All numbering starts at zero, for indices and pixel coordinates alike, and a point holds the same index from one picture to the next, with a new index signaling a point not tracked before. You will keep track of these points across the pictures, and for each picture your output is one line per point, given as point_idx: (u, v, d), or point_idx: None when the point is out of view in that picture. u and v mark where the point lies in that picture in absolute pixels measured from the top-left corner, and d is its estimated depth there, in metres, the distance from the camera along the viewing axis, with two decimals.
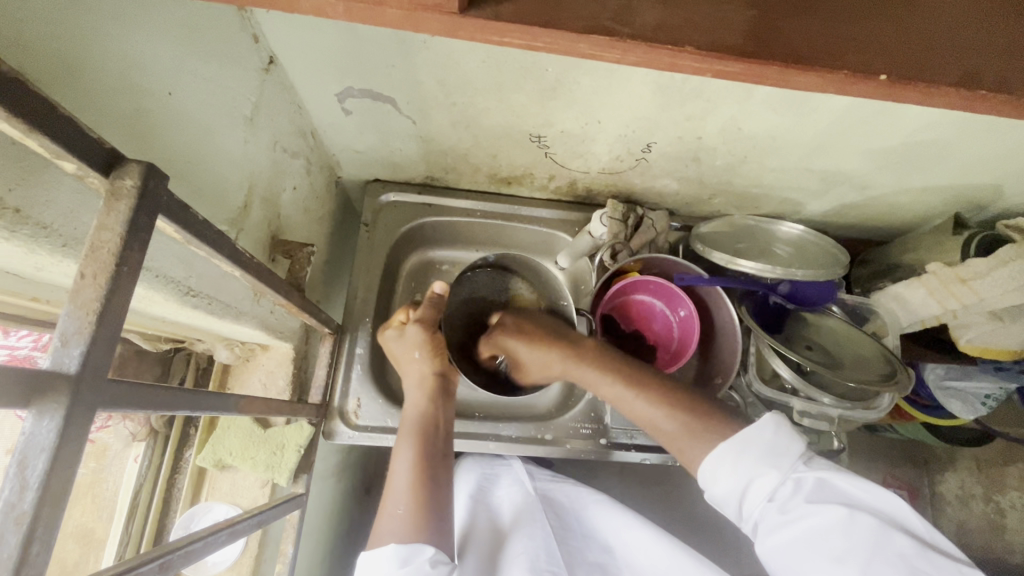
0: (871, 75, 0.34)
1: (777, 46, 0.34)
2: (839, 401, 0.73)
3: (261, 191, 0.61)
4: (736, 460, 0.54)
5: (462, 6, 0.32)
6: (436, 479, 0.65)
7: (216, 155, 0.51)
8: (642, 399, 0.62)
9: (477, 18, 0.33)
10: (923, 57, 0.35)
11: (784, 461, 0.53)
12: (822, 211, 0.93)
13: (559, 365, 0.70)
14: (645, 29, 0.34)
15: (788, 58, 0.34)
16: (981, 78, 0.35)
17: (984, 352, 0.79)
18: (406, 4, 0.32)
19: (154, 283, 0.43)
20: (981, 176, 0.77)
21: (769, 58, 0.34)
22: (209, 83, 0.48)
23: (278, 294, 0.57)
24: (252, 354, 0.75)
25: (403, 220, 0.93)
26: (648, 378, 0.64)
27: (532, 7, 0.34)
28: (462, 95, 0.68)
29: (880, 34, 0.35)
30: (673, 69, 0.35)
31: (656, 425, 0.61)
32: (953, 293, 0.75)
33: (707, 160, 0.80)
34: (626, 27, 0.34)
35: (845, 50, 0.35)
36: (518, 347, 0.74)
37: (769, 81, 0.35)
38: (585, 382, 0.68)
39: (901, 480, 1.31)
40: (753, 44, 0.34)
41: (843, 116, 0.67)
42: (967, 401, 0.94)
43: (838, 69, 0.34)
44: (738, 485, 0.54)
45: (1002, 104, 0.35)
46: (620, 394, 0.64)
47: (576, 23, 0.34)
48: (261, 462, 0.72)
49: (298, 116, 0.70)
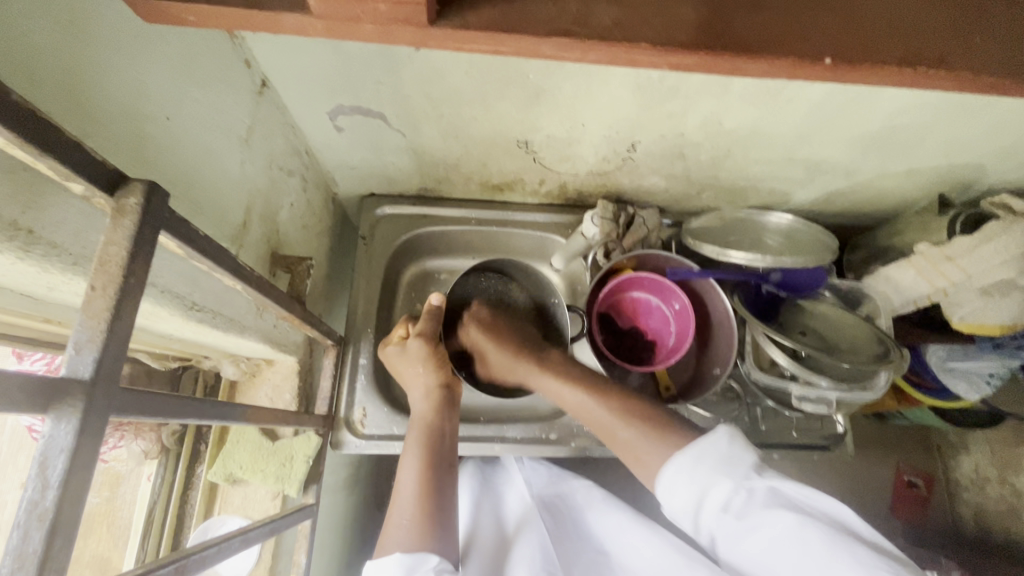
0: (817, 59, 0.36)
1: (729, 38, 0.36)
2: (837, 384, 0.72)
3: (259, 208, 0.63)
4: (692, 470, 0.55)
5: (433, 18, 0.34)
6: (442, 485, 0.66)
7: (216, 174, 0.53)
8: (600, 406, 0.65)
9: (448, 28, 0.35)
10: (871, 40, 0.37)
11: (738, 471, 0.54)
12: (811, 200, 0.95)
13: (533, 378, 0.74)
14: (604, 28, 0.36)
15: (739, 48, 0.36)
16: (919, 56, 0.37)
17: (977, 329, 0.79)
18: (381, 19, 0.34)
19: (160, 299, 0.45)
20: (962, 155, 0.78)
21: (720, 50, 0.36)
22: (206, 106, 0.50)
23: (279, 306, 0.59)
24: (258, 369, 0.77)
25: (399, 232, 0.95)
26: (600, 386, 0.68)
27: (502, 14, 0.35)
28: (449, 106, 0.70)
29: (824, 19, 0.37)
30: (634, 65, 0.38)
31: (615, 434, 0.63)
32: (941, 272, 0.77)
33: (692, 156, 0.82)
34: (584, 28, 0.36)
35: (791, 36, 0.37)
36: (485, 345, 0.81)
37: (722, 68, 0.37)
38: (551, 398, 0.72)
39: (915, 467, 1.32)
40: (705, 37, 0.36)
41: (819, 106, 0.69)
42: (972, 381, 0.95)
43: (785, 56, 0.36)
44: (693, 496, 0.55)
45: (943, 78, 0.37)
46: (584, 407, 0.67)
47: (540, 27, 0.35)
48: (271, 473, 0.73)
49: (293, 135, 0.72)
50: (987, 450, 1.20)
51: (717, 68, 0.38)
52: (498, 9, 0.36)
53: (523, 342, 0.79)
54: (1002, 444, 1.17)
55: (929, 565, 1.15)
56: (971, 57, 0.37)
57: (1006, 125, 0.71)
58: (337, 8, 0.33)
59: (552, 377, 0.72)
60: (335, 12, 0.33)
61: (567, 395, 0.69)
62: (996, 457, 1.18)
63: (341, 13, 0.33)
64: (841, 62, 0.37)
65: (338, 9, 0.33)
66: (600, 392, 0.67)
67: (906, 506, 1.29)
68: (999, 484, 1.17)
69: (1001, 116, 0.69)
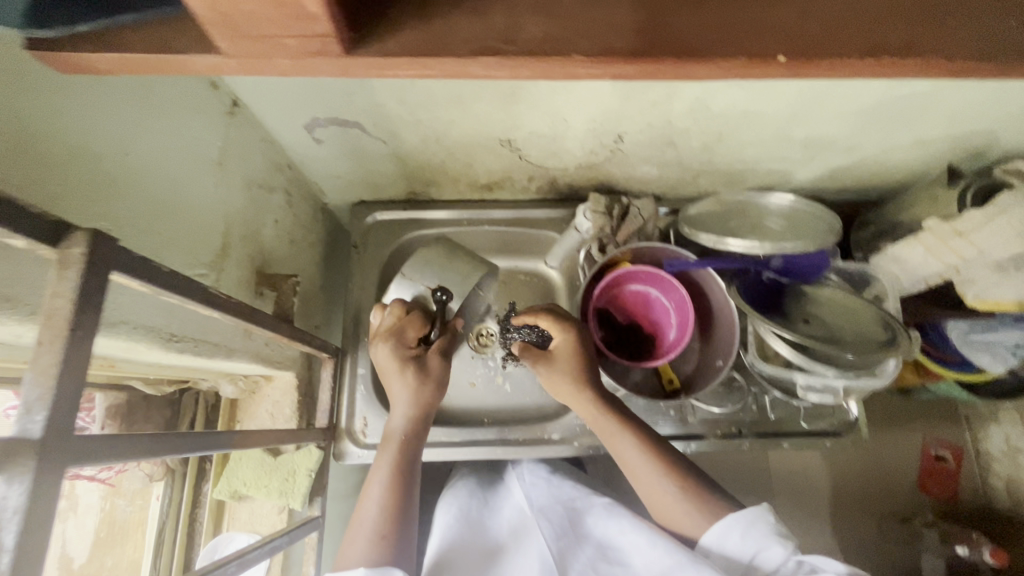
0: (768, 57, 0.34)
1: (667, 42, 0.34)
2: (843, 373, 0.70)
3: (239, 230, 0.63)
4: (746, 533, 0.64)
5: (350, 47, 0.33)
6: (408, 500, 0.65)
7: (187, 204, 0.52)
8: (652, 467, 0.70)
9: (368, 56, 0.33)
10: (828, 31, 0.34)
11: (786, 542, 0.63)
12: (812, 178, 0.91)
13: (588, 412, 0.75)
14: (533, 44, 0.34)
15: (682, 53, 0.33)
16: (886, 43, 0.34)
17: (993, 306, 0.76)
18: (294, 53, 0.32)
19: (132, 335, 0.45)
20: (972, 123, 0.74)
21: (662, 55, 0.33)
22: (168, 136, 0.49)
23: (264, 328, 0.58)
24: (257, 386, 0.78)
25: (391, 238, 0.94)
26: (654, 443, 0.73)
27: (424, 36, 0.34)
28: (426, 111, 0.68)
29: (777, 13, 0.35)
30: (570, 77, 0.35)
31: (659, 489, 0.70)
32: (951, 248, 0.73)
33: (682, 143, 0.79)
34: (510, 45, 0.34)
35: (737, 34, 0.34)
36: (560, 360, 0.76)
37: (672, 74, 0.35)
38: (602, 436, 0.74)
39: (942, 440, 1.30)
40: (645, 43, 0.34)
41: (811, 84, 0.66)
42: (997, 354, 0.91)
43: (733, 56, 0.33)
44: (745, 557, 0.63)
45: (911, 67, 0.34)
46: (638, 461, 0.71)
47: (464, 47, 0.34)
48: (275, 489, 0.74)
49: (272, 151, 0.72)
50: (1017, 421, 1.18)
51: (660, 74, 0.35)
52: (419, 32, 0.34)
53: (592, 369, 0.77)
54: None
55: (960, 540, 1.15)
56: (943, 40, 0.34)
57: (1015, 89, 0.67)
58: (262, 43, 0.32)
59: (612, 419, 0.74)
60: (249, 52, 0.32)
61: (621, 440, 0.73)
62: None
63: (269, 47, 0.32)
64: (796, 57, 0.34)
65: (264, 44, 0.32)
66: (654, 450, 0.72)
67: (935, 480, 1.27)
68: None
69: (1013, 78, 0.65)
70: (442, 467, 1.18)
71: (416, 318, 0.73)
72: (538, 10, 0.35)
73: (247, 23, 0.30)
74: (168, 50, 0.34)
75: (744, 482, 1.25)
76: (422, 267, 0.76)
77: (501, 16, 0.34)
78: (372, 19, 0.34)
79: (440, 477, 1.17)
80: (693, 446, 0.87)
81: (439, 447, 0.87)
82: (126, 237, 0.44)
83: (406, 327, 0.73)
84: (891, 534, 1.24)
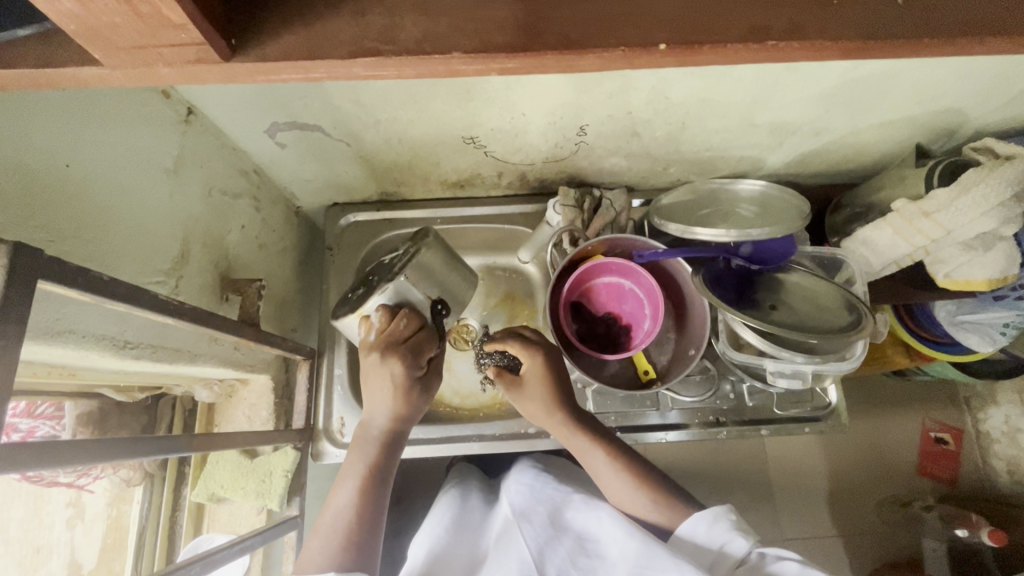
0: (650, 46, 0.34)
1: (548, 35, 0.34)
2: (811, 357, 0.71)
3: (199, 237, 0.64)
4: (709, 528, 0.66)
5: (231, 52, 0.33)
6: (375, 507, 0.65)
7: (138, 213, 0.53)
8: (626, 480, 0.73)
9: (250, 61, 0.34)
10: (712, 20, 0.35)
11: (748, 534, 0.65)
12: (785, 163, 0.90)
13: (565, 430, 0.77)
14: (411, 43, 0.34)
15: (564, 45, 0.34)
16: (769, 29, 0.35)
17: (964, 287, 0.75)
18: (177, 60, 0.33)
19: (83, 343, 0.46)
20: (938, 102, 0.73)
21: (541, 48, 0.34)
22: (115, 148, 0.50)
23: (226, 333, 0.59)
24: (233, 390, 0.79)
25: (366, 238, 0.95)
26: (629, 457, 0.75)
27: (301, 41, 0.34)
28: (383, 111, 0.69)
29: (667, 2, 0.35)
30: (457, 74, 0.36)
31: (633, 501, 0.73)
32: (919, 229, 0.73)
33: (646, 133, 0.79)
34: (391, 45, 0.34)
35: (622, 25, 0.35)
36: (535, 383, 0.77)
37: (555, 68, 0.35)
38: (578, 453, 0.76)
39: (943, 422, 1.29)
40: (525, 37, 0.35)
41: (766, 70, 0.65)
42: (985, 334, 0.90)
43: (614, 47, 0.34)
44: (714, 551, 0.64)
45: (795, 48, 0.36)
46: (613, 474, 0.74)
47: (345, 49, 0.34)
48: (251, 490, 0.75)
49: (235, 158, 0.72)
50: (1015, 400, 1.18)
51: (546, 67, 0.36)
52: (298, 37, 0.34)
53: (567, 389, 0.78)
54: None
55: (959, 522, 1.15)
56: (825, 24, 0.36)
57: (975, 65, 0.66)
58: (163, 53, 0.32)
59: (588, 436, 0.76)
60: (127, 62, 0.33)
61: (594, 457, 0.75)
62: None
63: (171, 56, 0.32)
64: (679, 45, 0.35)
65: (165, 54, 0.32)
66: (629, 465, 0.74)
67: (935, 464, 1.27)
68: None
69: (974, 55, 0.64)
70: (434, 463, 1.19)
71: (431, 335, 0.69)
72: (417, 8, 0.35)
73: (139, 33, 0.30)
74: (49, 64, 0.33)
75: (735, 469, 1.26)
76: (428, 279, 0.68)
77: (382, 16, 0.35)
78: (252, 21, 0.34)
79: (432, 472, 1.18)
80: (674, 435, 0.88)
81: (415, 445, 0.88)
82: (70, 249, 0.45)
83: (423, 344, 0.68)
84: (890, 518, 1.24)
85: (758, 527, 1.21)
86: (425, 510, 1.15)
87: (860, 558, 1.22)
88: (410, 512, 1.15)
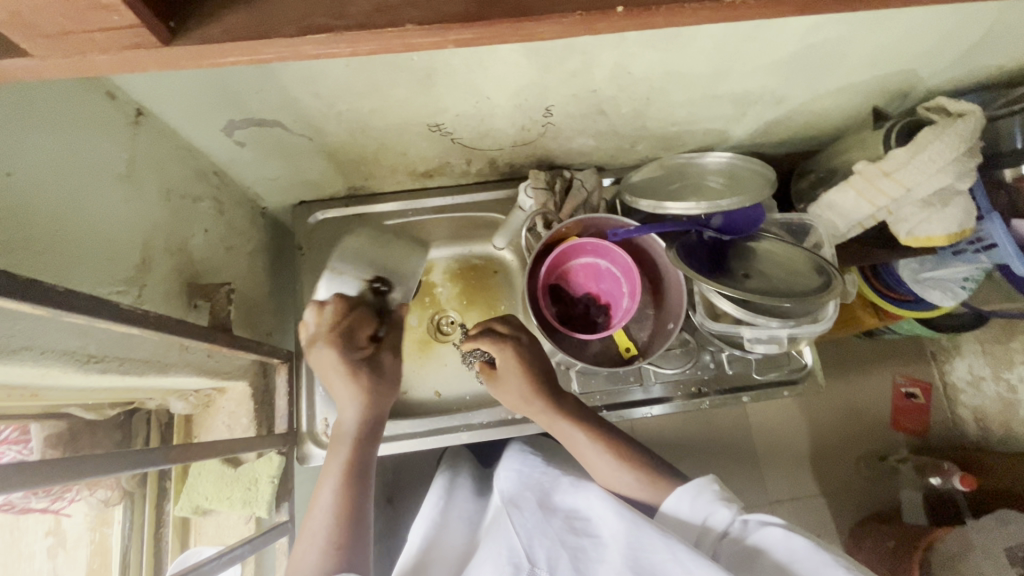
0: (610, 9, 0.34)
1: (506, 4, 0.34)
2: (785, 321, 0.72)
3: (160, 243, 0.61)
4: (693, 501, 0.66)
5: (172, 35, 0.32)
6: (359, 507, 0.66)
7: (92, 220, 0.51)
8: (609, 457, 0.74)
9: (194, 45, 0.32)
10: None
11: (732, 503, 0.66)
12: (748, 134, 0.92)
13: (546, 414, 0.77)
14: (363, 16, 0.33)
15: (519, 11, 0.34)
16: None
17: (926, 244, 0.77)
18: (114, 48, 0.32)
19: (42, 360, 0.44)
20: (891, 64, 0.75)
21: (499, 18, 0.34)
22: (58, 151, 0.47)
23: (197, 339, 0.57)
24: (210, 400, 0.77)
25: (336, 236, 0.93)
26: (609, 436, 0.76)
27: (247, 21, 0.33)
28: (344, 102, 0.67)
29: None
30: (413, 49, 0.35)
31: (617, 478, 0.73)
32: (880, 189, 0.75)
33: (612, 110, 0.79)
34: (341, 19, 0.33)
35: None
36: (510, 372, 0.79)
37: (510, 37, 0.35)
38: (560, 435, 0.77)
39: (911, 377, 1.34)
40: (477, 7, 0.34)
41: (726, 40, 0.66)
42: (946, 289, 0.93)
43: (573, 11, 0.34)
44: (698, 523, 0.65)
45: (754, 7, 0.36)
46: (595, 453, 0.74)
47: (292, 26, 0.33)
48: (238, 499, 0.74)
49: (193, 159, 0.69)
50: (979, 351, 1.24)
51: (505, 37, 0.35)
52: (244, 16, 0.33)
53: (545, 375, 0.79)
54: (994, 340, 1.21)
55: (933, 472, 1.20)
56: None
57: (926, 25, 0.67)
58: (98, 39, 0.30)
59: (568, 419, 0.76)
60: (58, 52, 0.31)
61: (576, 437, 0.75)
62: (989, 356, 1.21)
63: (108, 41, 0.31)
64: (638, 7, 0.35)
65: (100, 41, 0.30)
66: (610, 443, 0.75)
67: (907, 418, 1.32)
68: (994, 382, 1.21)
69: (923, 16, 0.65)
70: (423, 458, 1.19)
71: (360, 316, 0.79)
72: None
73: (72, 17, 0.29)
74: None
75: (720, 438, 1.28)
76: None
77: None
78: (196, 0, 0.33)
79: (421, 467, 1.17)
80: (658, 409, 0.89)
81: (403, 440, 0.87)
82: (16, 262, 0.43)
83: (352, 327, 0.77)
84: (868, 472, 1.29)
85: (745, 492, 1.25)
86: (418, 504, 1.15)
87: (843, 512, 1.26)
88: (402, 509, 1.14)
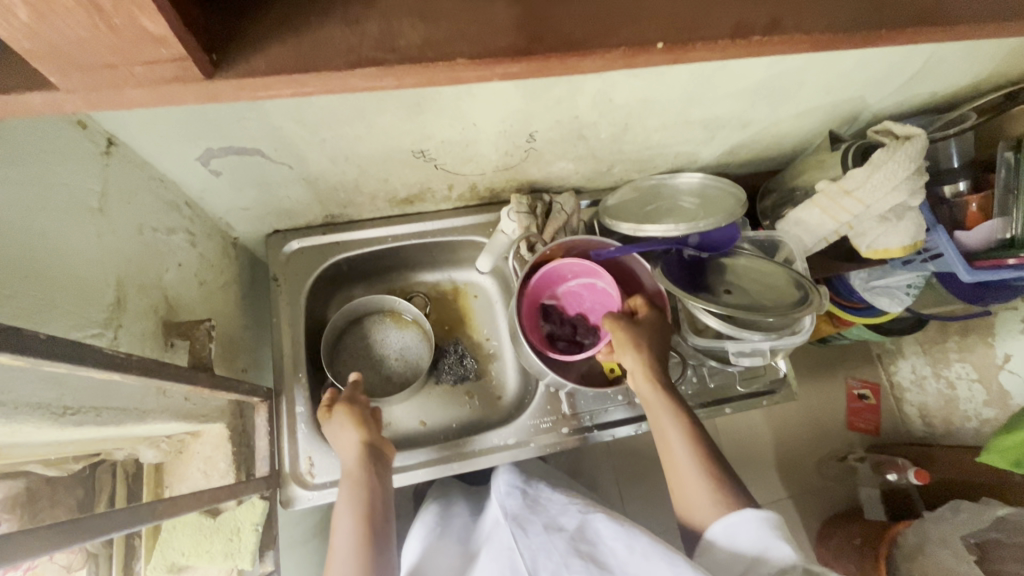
0: (651, 44, 0.37)
1: (553, 39, 0.37)
2: (768, 335, 0.75)
3: (134, 280, 0.57)
4: (750, 527, 0.58)
5: (213, 70, 0.33)
6: (377, 535, 0.64)
7: (66, 259, 0.47)
8: (686, 453, 0.66)
9: (235, 76, 0.33)
10: (692, 21, 0.39)
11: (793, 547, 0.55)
12: (716, 156, 0.96)
13: (649, 391, 0.73)
14: (413, 50, 0.35)
15: (568, 46, 0.36)
16: (750, 27, 0.40)
17: (884, 255, 0.82)
18: (147, 80, 0.32)
19: (12, 417, 0.40)
20: (844, 91, 0.81)
21: (546, 52, 0.36)
22: (29, 189, 0.44)
23: (180, 382, 0.54)
24: (184, 445, 0.72)
25: (313, 265, 0.90)
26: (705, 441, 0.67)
27: (292, 54, 0.34)
28: (329, 129, 0.65)
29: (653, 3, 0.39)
30: (460, 80, 0.37)
31: (690, 478, 0.64)
32: (842, 206, 0.80)
33: (592, 135, 0.81)
34: (391, 53, 0.35)
35: (618, 27, 0.38)
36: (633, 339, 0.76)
37: (556, 69, 0.37)
38: (652, 418, 0.72)
39: (862, 379, 1.42)
40: (526, 41, 0.36)
41: (698, 71, 0.70)
42: (893, 296, 0.99)
43: (618, 47, 0.37)
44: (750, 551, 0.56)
45: (768, 43, 0.40)
46: (677, 447, 0.67)
47: (342, 59, 0.34)
48: (218, 552, 0.68)
49: (165, 191, 0.66)
50: (920, 351, 1.30)
51: (550, 69, 0.38)
52: (288, 47, 0.34)
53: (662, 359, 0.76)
54: (932, 342, 1.26)
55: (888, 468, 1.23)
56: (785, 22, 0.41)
57: (873, 58, 0.74)
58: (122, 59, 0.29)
59: (665, 403, 0.71)
60: (88, 86, 0.31)
61: (669, 433, 0.68)
62: (928, 355, 1.27)
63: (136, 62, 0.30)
64: (674, 43, 0.38)
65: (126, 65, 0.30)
66: (701, 446, 0.66)
67: (862, 419, 1.39)
68: (935, 379, 1.26)
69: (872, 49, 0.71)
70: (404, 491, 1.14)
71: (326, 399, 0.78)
72: (413, 14, 0.36)
73: (113, 44, 0.28)
74: None
75: None
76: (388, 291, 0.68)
77: (377, 23, 0.36)
78: (225, 45, 0.34)
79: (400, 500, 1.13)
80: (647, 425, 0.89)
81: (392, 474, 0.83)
82: None
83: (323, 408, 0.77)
84: (833, 472, 1.35)
85: None
86: (402, 541, 1.10)
87: (815, 515, 1.31)
88: None
